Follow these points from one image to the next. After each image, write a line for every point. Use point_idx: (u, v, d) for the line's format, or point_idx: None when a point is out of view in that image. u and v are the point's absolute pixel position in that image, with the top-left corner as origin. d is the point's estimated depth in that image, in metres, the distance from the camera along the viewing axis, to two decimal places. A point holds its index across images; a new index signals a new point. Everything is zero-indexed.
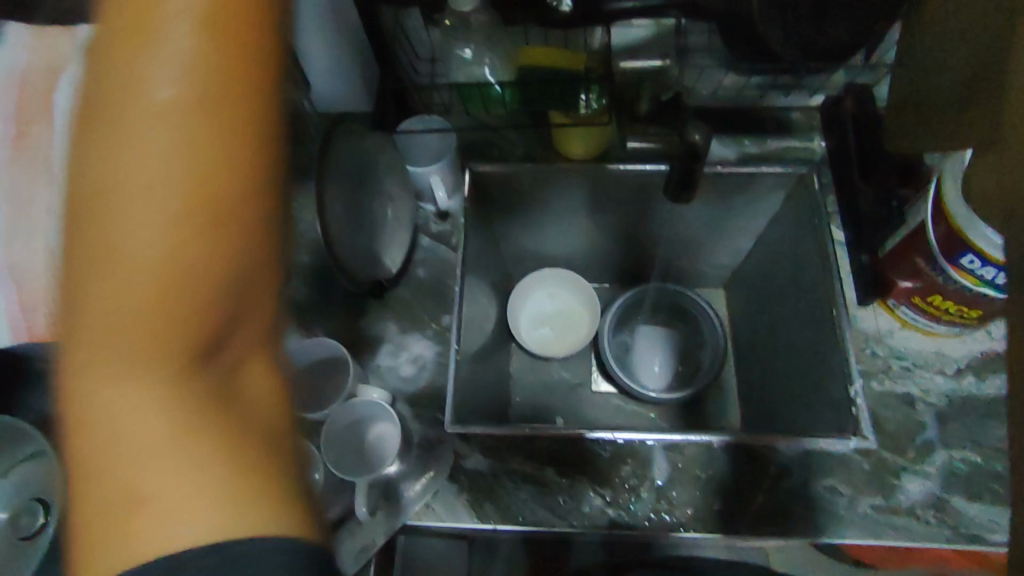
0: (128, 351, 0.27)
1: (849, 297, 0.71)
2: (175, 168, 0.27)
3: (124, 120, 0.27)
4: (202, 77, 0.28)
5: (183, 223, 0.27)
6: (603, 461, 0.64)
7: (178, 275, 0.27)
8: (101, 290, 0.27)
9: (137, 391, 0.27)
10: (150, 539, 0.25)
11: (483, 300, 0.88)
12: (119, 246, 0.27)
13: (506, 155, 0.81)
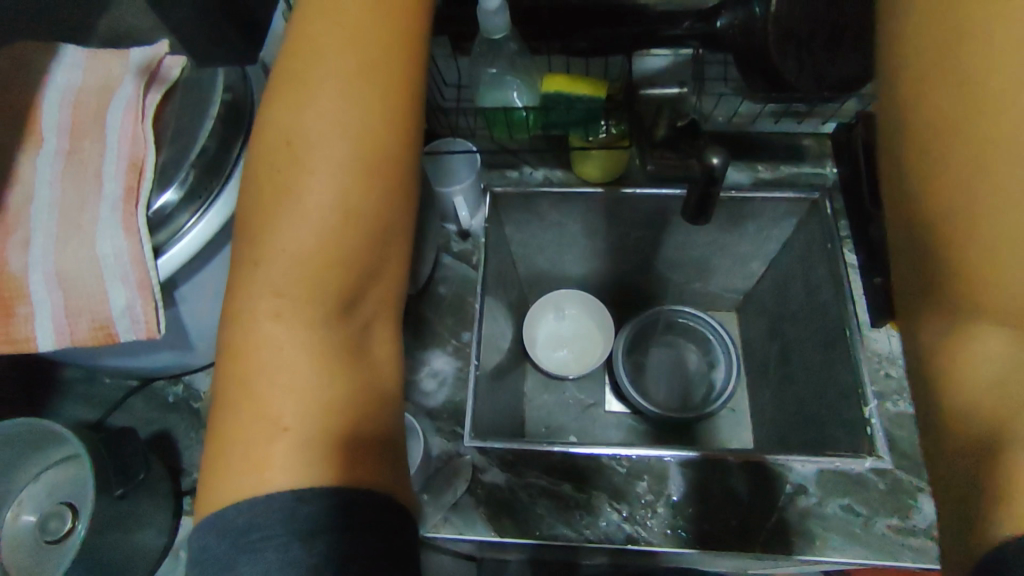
0: (286, 314, 0.39)
1: (863, 319, 0.73)
2: (326, 194, 0.40)
3: (299, 160, 0.40)
4: (346, 137, 0.41)
5: (330, 233, 0.40)
6: (620, 477, 0.65)
7: (323, 266, 0.40)
8: (269, 272, 0.39)
9: (288, 348, 0.38)
10: (281, 456, 0.35)
11: (501, 319, 0.90)
12: (279, 245, 0.40)
13: (525, 179, 0.84)
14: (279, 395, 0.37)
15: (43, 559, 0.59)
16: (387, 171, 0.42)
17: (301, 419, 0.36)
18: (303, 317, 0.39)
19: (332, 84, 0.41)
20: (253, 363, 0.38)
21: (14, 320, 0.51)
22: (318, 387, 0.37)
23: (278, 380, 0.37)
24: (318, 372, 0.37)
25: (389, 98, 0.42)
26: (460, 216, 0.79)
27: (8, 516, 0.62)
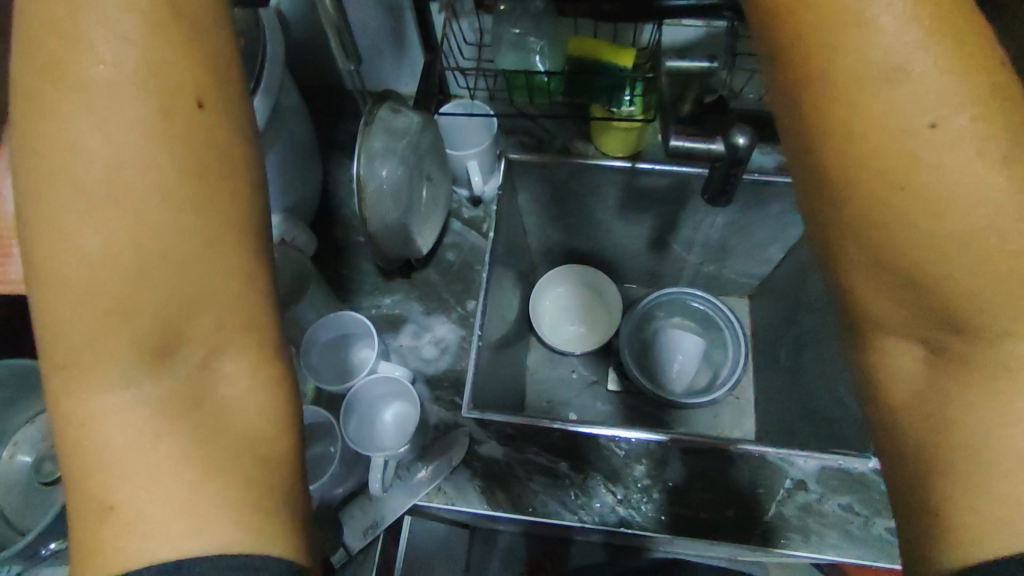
0: (90, 382, 0.29)
1: None
2: (113, 202, 0.28)
3: (61, 164, 0.28)
4: (134, 132, 0.28)
5: (136, 261, 0.29)
6: (618, 460, 0.63)
7: (136, 312, 0.29)
8: (56, 324, 0.29)
9: (101, 426, 0.29)
10: (121, 541, 0.27)
11: (509, 290, 0.88)
12: (63, 292, 0.28)
13: (542, 147, 0.83)
14: (101, 471, 0.28)
15: (39, 499, 0.59)
16: (197, 143, 0.30)
17: (132, 499, 0.28)
18: (110, 366, 0.29)
19: (84, 34, 0.28)
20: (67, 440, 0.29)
21: (10, 260, 0.51)
22: (151, 450, 0.29)
23: (97, 451, 0.29)
24: (150, 431, 0.29)
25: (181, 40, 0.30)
26: (472, 181, 0.77)
27: (2, 457, 0.61)
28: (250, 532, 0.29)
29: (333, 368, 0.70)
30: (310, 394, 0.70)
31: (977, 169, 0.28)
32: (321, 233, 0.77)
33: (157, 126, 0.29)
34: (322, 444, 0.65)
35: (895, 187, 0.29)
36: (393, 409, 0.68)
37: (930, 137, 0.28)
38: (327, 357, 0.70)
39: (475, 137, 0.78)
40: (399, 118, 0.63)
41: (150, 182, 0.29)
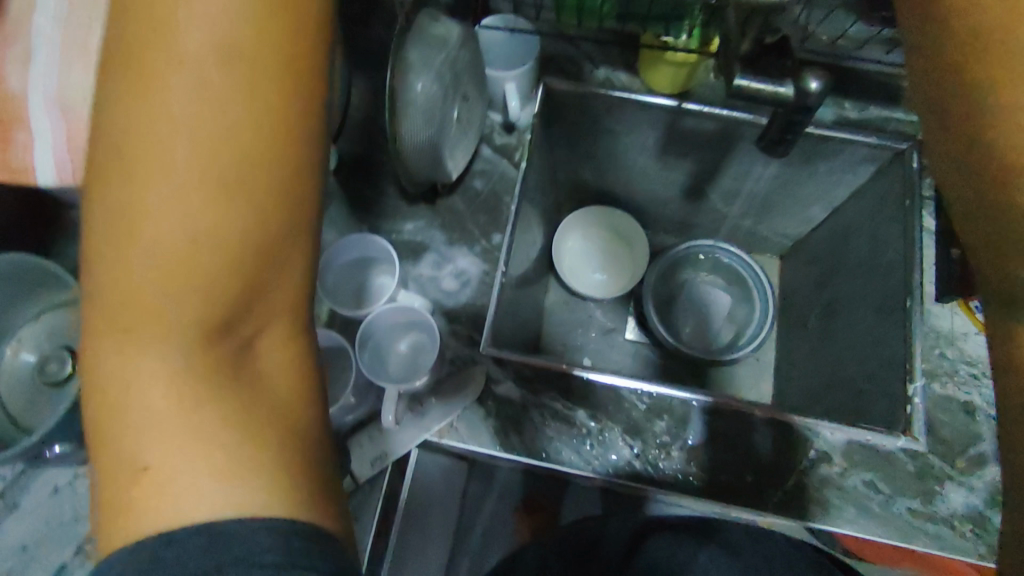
0: (146, 335, 0.32)
1: (926, 292, 0.66)
2: (187, 159, 0.31)
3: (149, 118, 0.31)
4: (223, 115, 0.32)
5: (204, 229, 0.32)
6: (638, 414, 0.61)
7: (198, 275, 0.32)
8: (113, 265, 0.32)
9: (146, 383, 0.32)
10: (152, 486, 0.30)
11: (535, 226, 0.84)
12: (136, 243, 0.31)
13: (584, 75, 0.76)
14: (142, 431, 0.31)
15: (40, 400, 0.57)
16: (275, 112, 0.33)
17: (167, 460, 0.30)
18: (160, 321, 0.32)
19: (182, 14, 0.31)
20: (113, 391, 0.32)
21: (9, 146, 0.47)
22: (184, 415, 0.31)
23: (135, 405, 0.31)
24: (187, 394, 0.32)
25: (278, 8, 0.33)
26: (509, 106, 0.71)
27: (7, 353, 0.59)
28: (279, 499, 0.30)
29: (349, 292, 0.67)
30: (323, 318, 0.67)
31: None
32: (342, 147, 0.72)
33: (246, 108, 0.32)
34: (330, 370, 0.63)
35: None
36: (409, 338, 0.67)
37: None
38: (343, 279, 0.67)
39: (515, 57, 0.72)
40: (438, 27, 0.56)
41: (227, 160, 0.32)
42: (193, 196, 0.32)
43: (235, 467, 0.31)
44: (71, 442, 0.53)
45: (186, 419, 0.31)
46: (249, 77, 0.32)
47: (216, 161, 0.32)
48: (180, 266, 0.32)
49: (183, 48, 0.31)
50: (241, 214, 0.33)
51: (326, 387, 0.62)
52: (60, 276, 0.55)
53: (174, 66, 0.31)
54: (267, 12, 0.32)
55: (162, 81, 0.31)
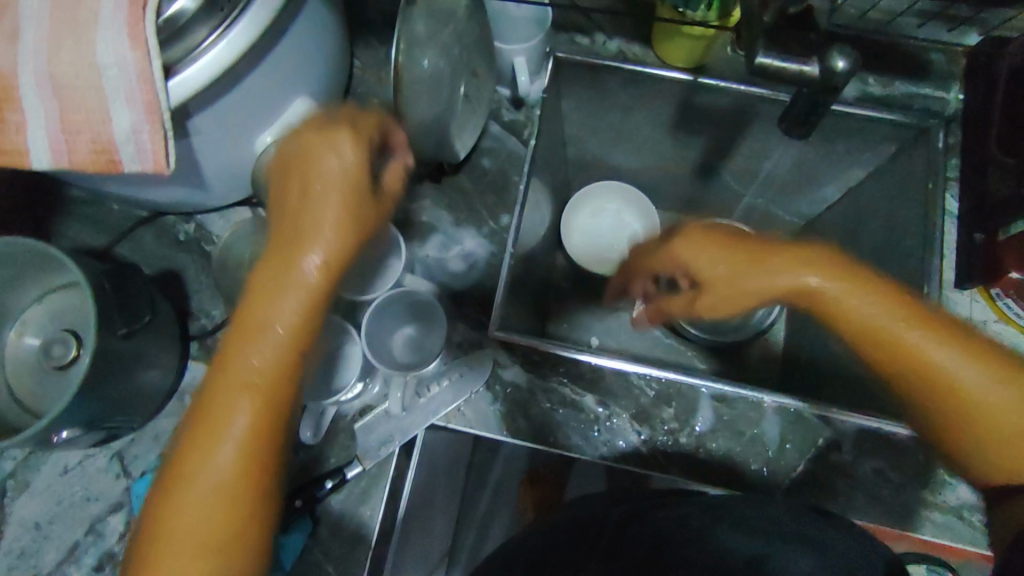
0: (219, 445, 0.43)
1: (945, 277, 0.65)
2: (256, 366, 0.44)
3: (259, 296, 0.44)
4: (287, 339, 0.44)
5: (257, 398, 0.44)
6: (648, 400, 0.61)
7: (248, 437, 0.43)
8: (206, 407, 0.43)
9: (202, 481, 0.43)
10: (175, 529, 0.42)
11: (544, 205, 0.83)
12: (240, 372, 0.44)
13: (596, 47, 0.74)
14: (183, 511, 0.43)
15: (47, 382, 0.57)
16: (319, 326, 0.46)
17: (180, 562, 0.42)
18: (224, 431, 0.43)
19: (310, 208, 0.44)
20: (178, 491, 0.43)
21: (3, 127, 0.47)
22: (211, 517, 0.43)
23: (186, 490, 0.43)
24: (225, 496, 0.43)
25: (356, 222, 0.45)
26: (518, 81, 0.69)
27: (10, 336, 0.59)
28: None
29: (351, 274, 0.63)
30: (329, 299, 0.66)
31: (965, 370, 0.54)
32: None
33: (308, 312, 0.44)
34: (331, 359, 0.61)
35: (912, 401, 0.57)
36: (417, 320, 0.65)
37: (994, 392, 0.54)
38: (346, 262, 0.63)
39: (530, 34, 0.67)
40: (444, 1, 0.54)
41: (287, 340, 0.44)
42: (255, 384, 0.44)
43: (220, 564, 0.43)
44: (79, 427, 0.53)
45: (202, 523, 0.43)
46: (319, 282, 0.44)
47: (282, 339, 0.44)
48: (248, 426, 0.43)
49: (301, 226, 0.44)
50: (265, 432, 0.44)
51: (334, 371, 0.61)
52: (63, 262, 0.54)
53: (286, 254, 0.44)
54: (354, 230, 0.45)
55: (278, 258, 0.44)
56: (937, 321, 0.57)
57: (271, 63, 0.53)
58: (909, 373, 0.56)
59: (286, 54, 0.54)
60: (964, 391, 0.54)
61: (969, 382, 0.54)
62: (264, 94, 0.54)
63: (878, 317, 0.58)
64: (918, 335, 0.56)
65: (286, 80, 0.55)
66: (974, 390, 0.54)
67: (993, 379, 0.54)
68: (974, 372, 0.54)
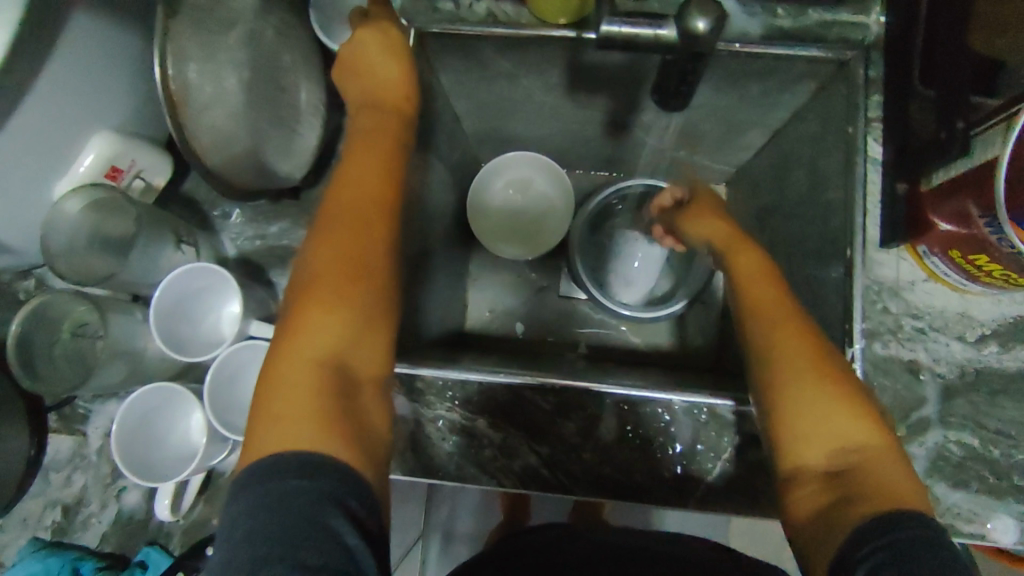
0: (336, 239, 0.42)
1: (869, 236, 0.58)
2: (389, 187, 0.46)
3: (380, 150, 0.47)
4: (393, 129, 0.48)
5: (377, 185, 0.45)
6: (544, 415, 0.55)
7: (366, 228, 0.43)
8: (338, 198, 0.44)
9: (328, 280, 0.41)
10: (307, 346, 0.39)
11: (441, 194, 0.74)
12: (361, 163, 0.46)
13: (462, 11, 0.63)
14: (297, 354, 0.39)
15: None
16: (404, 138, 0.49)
17: (291, 420, 0.36)
18: (353, 231, 0.43)
19: (366, 64, 0.50)
20: (304, 303, 0.41)
21: None
22: (328, 347, 0.40)
23: (308, 309, 0.40)
24: (337, 304, 0.40)
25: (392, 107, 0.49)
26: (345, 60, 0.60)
27: None
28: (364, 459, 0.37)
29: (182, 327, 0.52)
30: None
31: (819, 390, 0.45)
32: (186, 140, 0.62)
33: (387, 105, 0.50)
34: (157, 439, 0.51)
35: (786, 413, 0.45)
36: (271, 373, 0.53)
37: (826, 398, 0.44)
38: (174, 315, 0.51)
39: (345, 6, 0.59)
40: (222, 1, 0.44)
41: (381, 123, 0.49)
42: (367, 168, 0.46)
43: (333, 422, 0.37)
44: None
45: (314, 349, 0.39)
46: (389, 116, 0.49)
47: (385, 123, 0.48)
48: (358, 218, 0.43)
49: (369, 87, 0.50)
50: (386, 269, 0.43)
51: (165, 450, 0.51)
52: None
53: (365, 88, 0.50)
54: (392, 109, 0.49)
55: (366, 97, 0.50)
56: (834, 360, 0.47)
57: (41, 110, 0.44)
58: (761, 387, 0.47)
59: (69, 86, 0.46)
60: (799, 408, 0.45)
61: (840, 396, 0.45)
62: (54, 136, 0.46)
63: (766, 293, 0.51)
64: (798, 363, 0.46)
65: (66, 122, 0.47)
66: (829, 407, 0.44)
67: (845, 417, 0.44)
68: (845, 423, 0.44)
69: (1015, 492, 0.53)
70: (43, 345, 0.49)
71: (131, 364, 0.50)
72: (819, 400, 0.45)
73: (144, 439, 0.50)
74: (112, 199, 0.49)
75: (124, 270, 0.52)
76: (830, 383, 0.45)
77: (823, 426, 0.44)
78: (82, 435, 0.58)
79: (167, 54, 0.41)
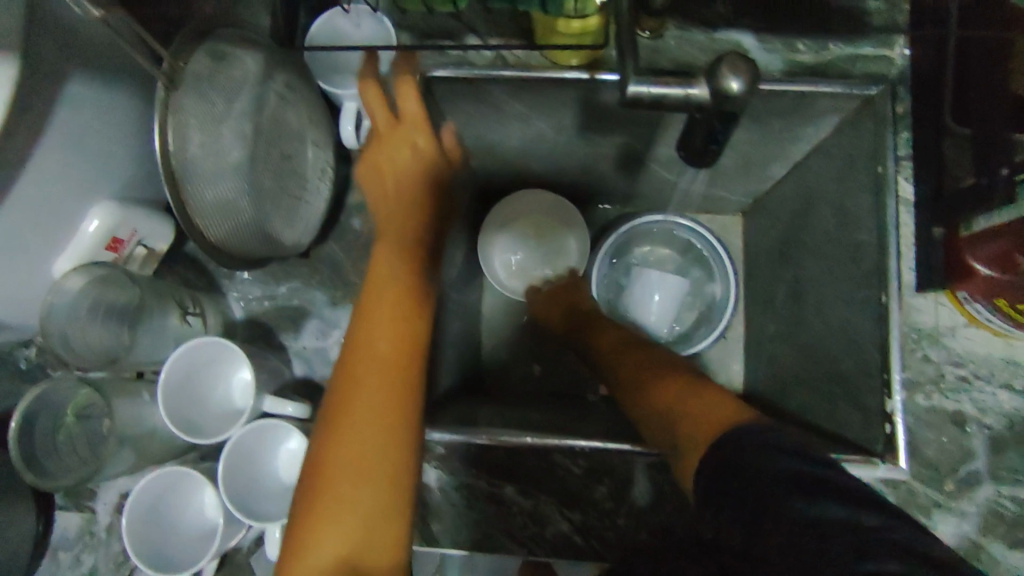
0: (353, 401, 0.41)
1: (905, 280, 0.56)
2: (404, 347, 0.44)
3: (393, 311, 0.45)
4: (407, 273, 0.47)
5: (393, 335, 0.44)
6: (573, 479, 0.53)
7: (376, 388, 0.42)
8: (352, 355, 0.43)
9: (343, 451, 0.40)
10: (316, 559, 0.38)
11: (452, 239, 0.72)
12: (376, 314, 0.45)
13: (470, 57, 0.61)
14: (314, 535, 0.38)
15: None
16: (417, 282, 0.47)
17: None
18: (364, 392, 0.42)
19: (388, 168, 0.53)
20: (321, 479, 0.40)
21: None
22: (341, 530, 0.38)
23: (324, 483, 0.40)
24: (350, 483, 0.40)
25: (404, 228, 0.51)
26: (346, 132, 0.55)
27: None
28: None
29: (186, 405, 0.49)
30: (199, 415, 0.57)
31: (666, 390, 0.49)
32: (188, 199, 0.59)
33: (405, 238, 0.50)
34: (166, 527, 0.48)
35: (654, 421, 0.48)
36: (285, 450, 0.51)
37: (675, 392, 0.48)
38: (180, 395, 0.49)
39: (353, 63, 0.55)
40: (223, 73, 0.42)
41: (404, 256, 0.49)
42: (388, 311, 0.45)
43: None
44: None
45: (331, 532, 0.38)
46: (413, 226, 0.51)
47: (404, 260, 0.48)
48: (370, 378, 0.42)
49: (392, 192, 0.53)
50: (402, 453, 0.41)
51: (169, 537, 0.48)
52: None
53: (388, 200, 0.53)
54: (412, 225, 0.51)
55: (391, 208, 0.52)
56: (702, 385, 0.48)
57: (39, 190, 0.42)
58: (644, 409, 0.50)
59: (67, 163, 0.44)
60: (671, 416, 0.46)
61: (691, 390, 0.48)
62: (51, 214, 0.44)
63: (630, 363, 0.59)
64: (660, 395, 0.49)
65: (64, 200, 0.45)
66: (671, 401, 0.47)
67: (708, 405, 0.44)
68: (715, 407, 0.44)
69: None
70: (45, 437, 0.45)
71: (140, 450, 0.48)
72: (669, 396, 0.48)
73: (155, 526, 0.48)
74: (114, 275, 0.47)
75: (131, 351, 0.50)
76: (676, 388, 0.49)
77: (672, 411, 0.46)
78: (89, 511, 0.55)
79: (169, 131, 0.40)
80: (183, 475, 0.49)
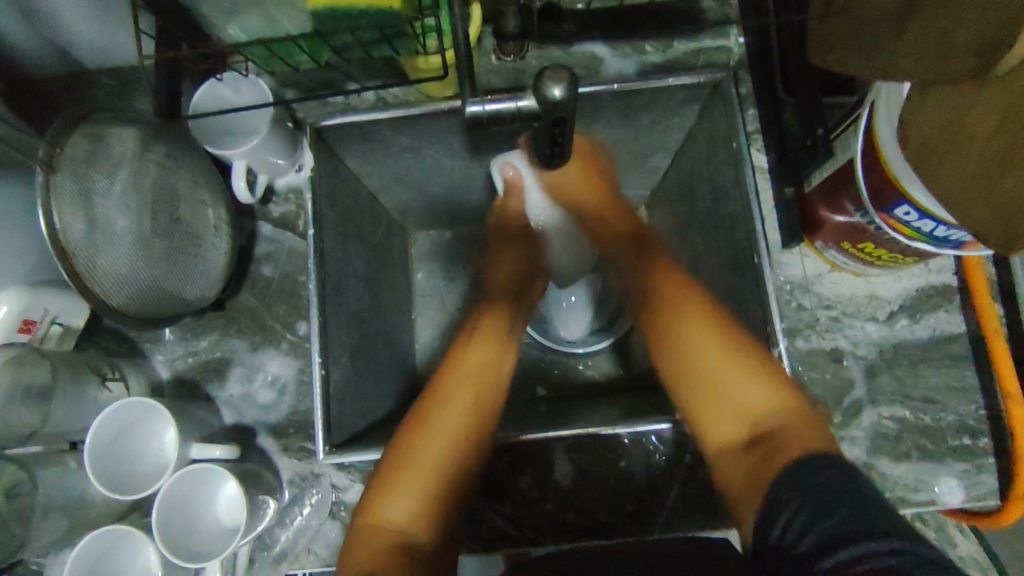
0: (467, 400, 0.54)
1: (772, 239, 0.61)
2: (492, 387, 0.56)
3: (486, 356, 0.57)
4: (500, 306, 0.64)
5: (484, 376, 0.56)
6: (499, 473, 0.56)
7: (478, 415, 0.53)
8: (463, 374, 0.55)
9: (446, 439, 0.51)
10: (389, 517, 0.48)
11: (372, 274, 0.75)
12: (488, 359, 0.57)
13: (352, 102, 0.65)
14: (399, 494, 0.49)
15: None
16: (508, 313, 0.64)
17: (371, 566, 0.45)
18: (465, 410, 0.53)
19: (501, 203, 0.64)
20: (420, 454, 0.50)
21: None
22: (424, 498, 0.49)
23: (424, 463, 0.50)
24: (441, 472, 0.50)
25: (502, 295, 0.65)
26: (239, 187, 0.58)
27: None
28: None
29: (118, 460, 0.52)
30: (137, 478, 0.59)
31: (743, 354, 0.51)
32: None
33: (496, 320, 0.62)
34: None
35: (709, 388, 0.51)
36: (220, 493, 0.53)
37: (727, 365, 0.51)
38: (109, 453, 0.51)
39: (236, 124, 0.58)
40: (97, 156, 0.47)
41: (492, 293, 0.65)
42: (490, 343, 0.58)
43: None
44: None
45: (409, 503, 0.48)
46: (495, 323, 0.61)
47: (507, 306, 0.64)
48: (475, 401, 0.54)
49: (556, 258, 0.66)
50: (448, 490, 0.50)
51: None
52: None
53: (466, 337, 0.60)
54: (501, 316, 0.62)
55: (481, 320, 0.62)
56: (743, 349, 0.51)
57: None
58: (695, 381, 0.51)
59: None
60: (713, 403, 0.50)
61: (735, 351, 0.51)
62: None
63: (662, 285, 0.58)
64: (718, 374, 0.50)
65: None
66: (722, 364, 0.51)
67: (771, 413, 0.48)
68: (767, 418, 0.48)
69: (952, 453, 0.55)
70: None
71: (72, 516, 0.52)
72: (715, 359, 0.51)
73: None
74: (25, 353, 0.49)
75: (48, 424, 0.52)
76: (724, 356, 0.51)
77: (732, 393, 0.50)
78: None
79: (53, 209, 0.44)
80: (119, 536, 0.51)
